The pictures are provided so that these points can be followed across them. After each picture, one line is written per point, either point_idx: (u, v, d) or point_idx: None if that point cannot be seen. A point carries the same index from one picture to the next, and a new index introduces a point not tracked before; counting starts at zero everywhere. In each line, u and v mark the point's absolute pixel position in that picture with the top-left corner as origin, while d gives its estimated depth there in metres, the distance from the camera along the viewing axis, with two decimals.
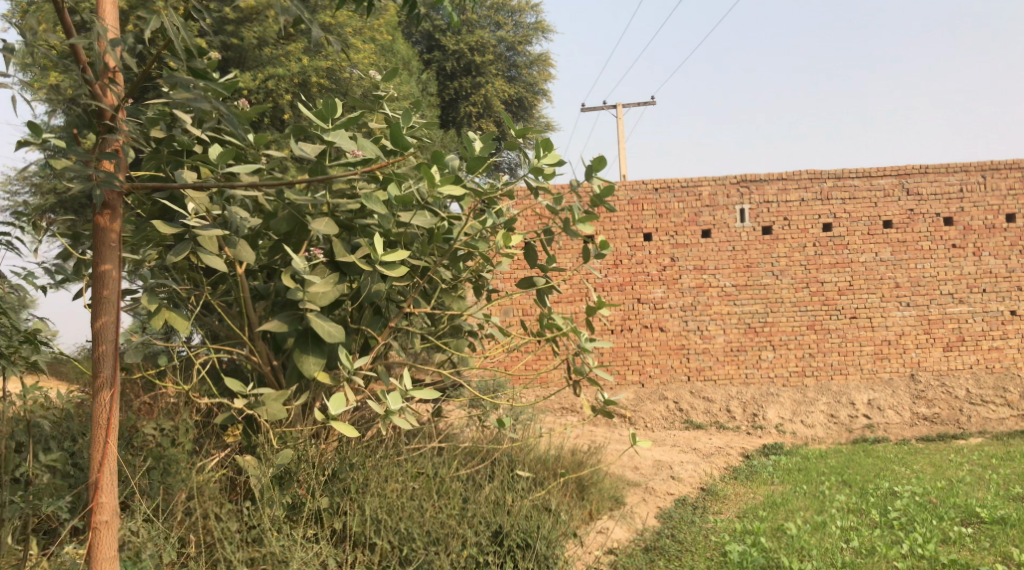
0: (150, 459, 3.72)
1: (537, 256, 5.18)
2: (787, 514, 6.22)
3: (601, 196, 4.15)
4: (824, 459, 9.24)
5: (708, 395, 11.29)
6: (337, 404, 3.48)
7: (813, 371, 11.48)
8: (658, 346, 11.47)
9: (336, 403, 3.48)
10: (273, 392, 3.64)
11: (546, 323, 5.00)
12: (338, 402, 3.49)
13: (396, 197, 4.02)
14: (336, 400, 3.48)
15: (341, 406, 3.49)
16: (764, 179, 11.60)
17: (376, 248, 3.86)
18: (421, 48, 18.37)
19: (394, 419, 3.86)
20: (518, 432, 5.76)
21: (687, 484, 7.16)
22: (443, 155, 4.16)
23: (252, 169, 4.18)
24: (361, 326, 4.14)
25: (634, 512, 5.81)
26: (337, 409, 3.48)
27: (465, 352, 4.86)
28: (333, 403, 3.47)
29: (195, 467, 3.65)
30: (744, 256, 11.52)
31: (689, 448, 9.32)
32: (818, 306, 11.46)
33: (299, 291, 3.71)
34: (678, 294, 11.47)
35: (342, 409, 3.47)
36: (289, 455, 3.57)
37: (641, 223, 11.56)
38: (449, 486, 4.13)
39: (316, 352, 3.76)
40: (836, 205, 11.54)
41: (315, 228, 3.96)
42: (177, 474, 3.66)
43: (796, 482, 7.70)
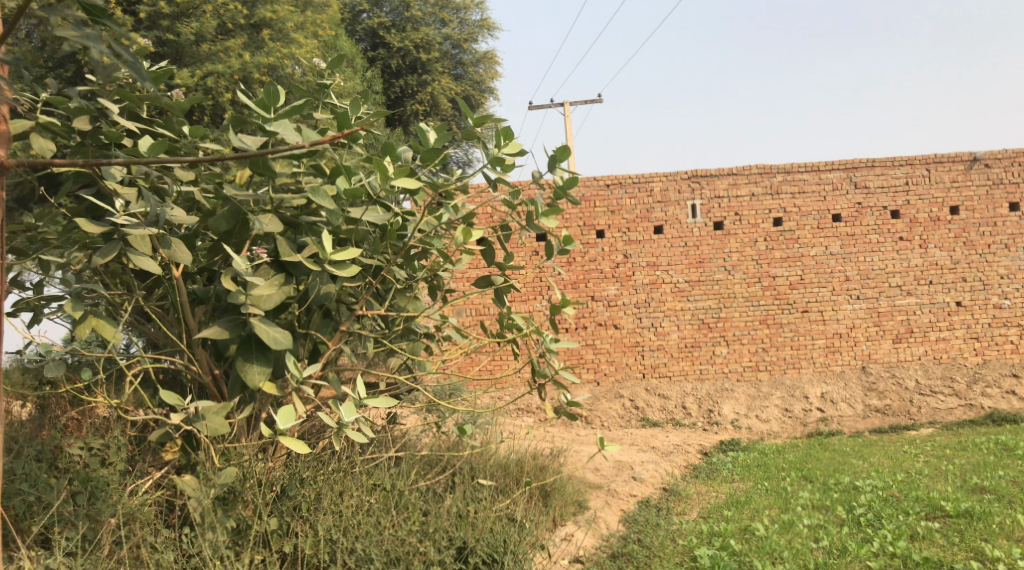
0: (76, 484, 3.39)
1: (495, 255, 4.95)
2: (752, 514, 6.07)
3: (565, 187, 3.93)
4: (781, 454, 9.14)
5: (663, 392, 11.18)
6: (286, 417, 3.20)
7: (766, 365, 11.45)
8: (612, 344, 11.35)
9: (284, 415, 3.20)
10: (214, 405, 3.35)
11: (505, 323, 4.78)
12: (286, 414, 3.21)
13: (345, 191, 3.76)
14: (284, 413, 3.20)
15: (290, 420, 3.20)
16: (714, 174, 11.50)
17: (324, 246, 3.59)
18: (365, 46, 18.03)
19: (348, 431, 3.57)
20: (477, 438, 5.53)
21: (648, 485, 6.98)
22: (395, 146, 3.91)
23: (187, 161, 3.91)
24: (310, 330, 3.85)
25: (598, 516, 5.61)
26: (285, 423, 3.19)
27: (421, 356, 4.62)
28: (281, 416, 3.19)
29: (127, 490, 3.34)
30: (696, 251, 11.44)
31: (647, 446, 9.16)
32: (770, 301, 11.43)
33: (241, 294, 3.43)
34: (631, 291, 11.34)
35: (291, 422, 3.18)
36: (233, 473, 3.28)
37: (593, 220, 11.42)
38: (408, 499, 3.91)
39: (260, 361, 3.47)
40: (786, 199, 11.52)
41: (259, 225, 3.69)
42: (106, 500, 3.33)
43: (757, 479, 7.58)
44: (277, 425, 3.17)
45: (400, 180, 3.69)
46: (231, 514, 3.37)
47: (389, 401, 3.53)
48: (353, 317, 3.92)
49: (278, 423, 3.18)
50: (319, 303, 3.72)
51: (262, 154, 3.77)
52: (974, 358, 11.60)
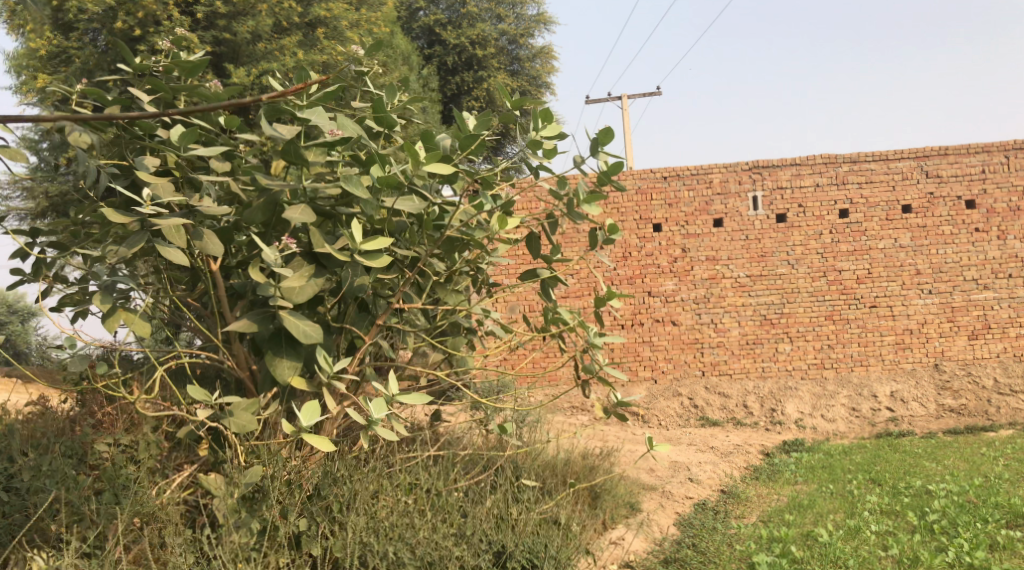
0: (105, 480, 3.31)
1: (539, 247, 4.76)
2: (816, 518, 5.78)
3: (609, 173, 3.71)
4: (848, 455, 8.76)
5: (723, 390, 10.85)
6: (311, 413, 3.05)
7: (832, 363, 11.03)
8: (670, 341, 11.05)
9: (309, 411, 3.05)
10: (243, 401, 3.23)
11: (550, 318, 4.58)
12: (312, 410, 3.06)
13: (379, 179, 3.60)
14: (309, 408, 3.05)
15: (315, 416, 3.05)
16: (777, 164, 11.15)
17: (355, 236, 3.43)
18: (422, 43, 17.99)
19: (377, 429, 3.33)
20: (524, 437, 5.35)
21: (705, 487, 6.71)
22: (431, 133, 3.73)
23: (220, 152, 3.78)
24: (345, 324, 3.71)
25: (651, 520, 5.38)
26: (310, 419, 3.04)
27: (463, 352, 4.45)
28: (306, 412, 3.04)
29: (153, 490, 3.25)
30: (758, 245, 11.08)
31: (705, 446, 8.87)
32: (836, 296, 11.00)
33: (270, 286, 3.30)
34: (690, 287, 11.03)
35: (315, 419, 3.03)
36: (259, 472, 3.16)
37: (650, 213, 11.14)
38: (446, 501, 3.78)
39: (291, 356, 3.34)
40: (853, 189, 11.07)
41: (290, 215, 3.55)
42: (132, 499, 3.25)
43: (821, 482, 7.25)
44: (300, 422, 3.02)
45: (435, 166, 3.52)
46: (257, 514, 3.24)
47: (424, 399, 3.34)
48: (389, 310, 3.75)
49: (302, 419, 3.03)
50: (352, 296, 3.56)
51: (293, 142, 3.63)
52: None
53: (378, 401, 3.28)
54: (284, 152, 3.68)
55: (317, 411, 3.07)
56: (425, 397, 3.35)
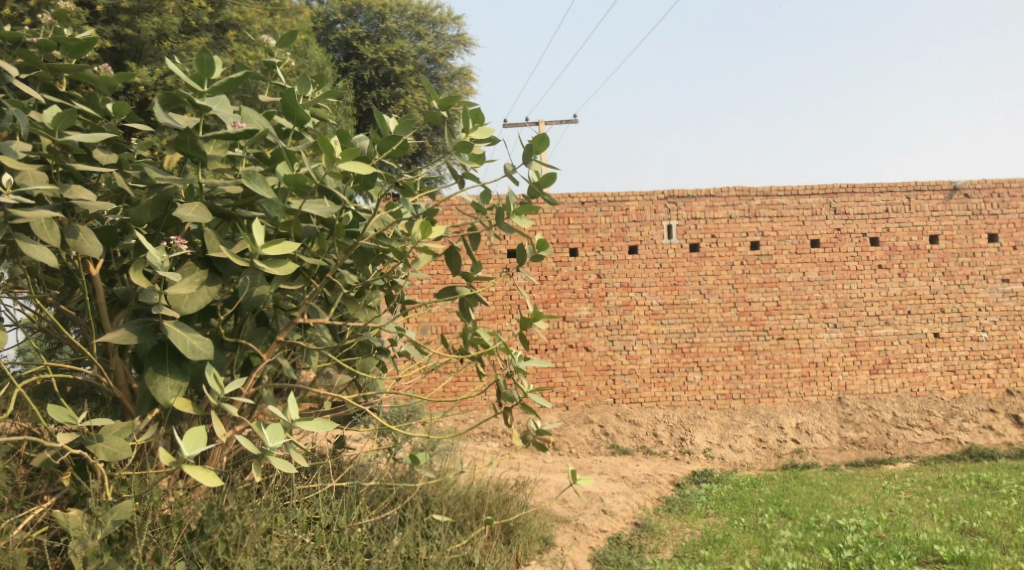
0: None
1: (459, 263, 4.45)
2: (730, 555, 5.61)
3: (541, 185, 3.44)
4: (756, 487, 8.68)
5: (634, 418, 10.71)
6: (194, 441, 2.66)
7: (740, 394, 11.03)
8: (583, 367, 10.87)
9: (191, 439, 2.65)
10: (115, 424, 2.82)
11: (469, 339, 4.26)
12: (197, 437, 2.67)
13: (287, 178, 3.22)
14: (192, 435, 2.66)
15: (199, 444, 2.65)
16: (692, 195, 11.14)
17: (256, 239, 3.04)
18: (339, 56, 17.56)
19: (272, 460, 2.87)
20: (435, 467, 5.02)
21: (619, 519, 6.48)
22: (348, 132, 3.38)
23: (103, 139, 3.36)
24: (241, 339, 3.32)
25: (565, 555, 5.12)
26: (193, 448, 2.64)
27: (374, 375, 4.09)
28: (187, 439, 2.64)
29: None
30: (671, 274, 11.03)
31: (616, 476, 8.69)
32: (746, 327, 11.03)
33: (154, 294, 2.90)
34: (603, 313, 10.90)
35: (199, 447, 2.64)
36: (131, 506, 2.71)
37: (567, 238, 10.98)
38: (348, 539, 3.51)
39: (175, 373, 2.94)
40: (765, 223, 11.16)
41: (184, 214, 3.15)
42: None
43: (732, 515, 7.12)
44: (181, 451, 2.62)
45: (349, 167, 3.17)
46: (125, 557, 2.85)
47: (331, 425, 2.97)
48: (291, 326, 3.38)
49: (183, 448, 2.63)
50: (250, 308, 3.18)
51: (190, 133, 3.23)
52: (951, 392, 11.22)
53: (277, 427, 2.89)
54: (179, 144, 3.27)
55: (203, 436, 2.68)
56: (332, 423, 2.98)
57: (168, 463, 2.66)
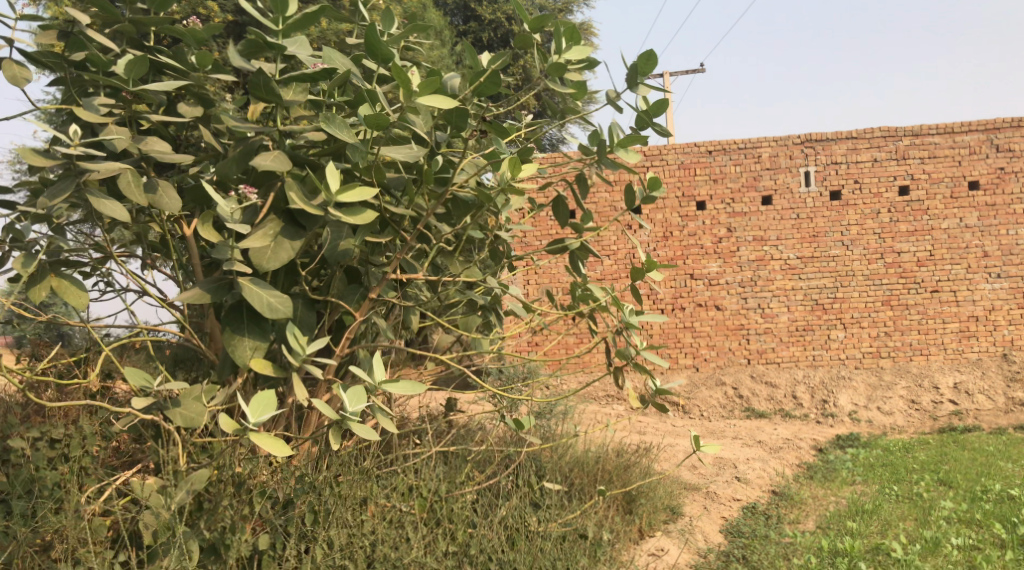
0: (17, 487, 2.78)
1: (567, 212, 4.10)
2: (883, 526, 5.09)
3: (649, 115, 3.03)
4: (910, 452, 7.99)
5: (771, 380, 10.09)
6: (262, 406, 2.35)
7: (889, 352, 10.23)
8: (714, 327, 10.32)
9: (257, 405, 2.35)
10: (192, 388, 2.63)
11: (579, 295, 3.91)
12: (266, 401, 2.36)
13: (367, 117, 2.91)
14: (260, 400, 2.35)
15: (267, 410, 2.36)
16: (831, 138, 10.34)
17: (330, 183, 2.72)
18: (458, 21, 17.32)
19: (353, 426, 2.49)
20: (551, 434, 4.72)
21: (755, 487, 6.02)
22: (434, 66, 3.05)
23: (177, 87, 3.12)
24: (330, 297, 3.06)
25: (694, 527, 4.75)
26: (259, 415, 2.34)
27: (477, 333, 3.84)
28: (254, 405, 2.35)
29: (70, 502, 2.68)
30: (810, 225, 10.29)
31: (752, 441, 8.18)
32: (894, 279, 10.19)
33: (226, 249, 2.68)
34: (736, 269, 10.30)
35: (266, 415, 2.34)
36: (207, 475, 2.59)
37: (693, 190, 10.40)
38: (452, 510, 3.27)
39: (253, 333, 2.70)
40: (914, 165, 10.23)
41: (261, 162, 2.88)
42: (46, 510, 2.68)
43: (883, 483, 6.53)
44: (247, 419, 2.33)
45: (430, 101, 2.80)
46: (204, 528, 2.65)
47: (421, 386, 2.64)
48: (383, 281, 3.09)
49: (248, 415, 2.34)
50: (335, 262, 2.92)
51: (264, 74, 2.97)
52: None
53: (357, 390, 2.53)
54: (253, 87, 3.01)
55: (273, 400, 2.36)
56: (421, 384, 2.64)
57: (232, 431, 2.38)
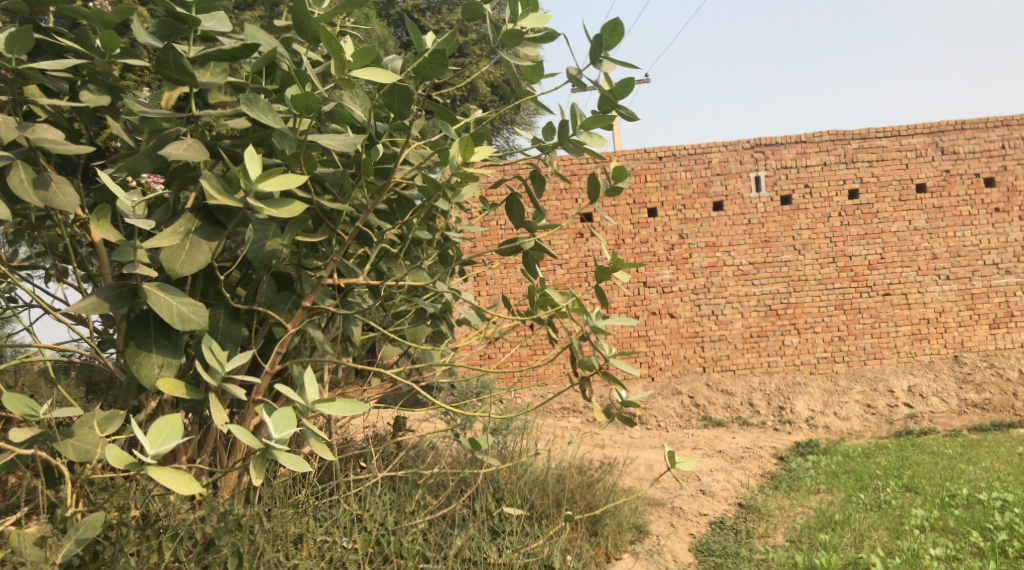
0: None
1: (522, 212, 3.77)
2: (856, 537, 4.86)
3: (614, 95, 2.74)
4: (871, 458, 7.83)
5: (726, 388, 9.90)
6: (164, 433, 1.97)
7: (843, 356, 10.12)
8: (668, 335, 10.10)
9: (157, 433, 1.96)
10: (87, 416, 2.31)
11: (537, 301, 3.59)
12: (169, 427, 1.98)
13: (293, 97, 2.56)
14: (161, 427, 1.98)
15: (171, 439, 1.98)
16: (780, 142, 10.22)
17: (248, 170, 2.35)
18: (401, 31, 16.96)
19: (279, 455, 2.13)
20: (508, 451, 4.40)
21: (721, 500, 5.76)
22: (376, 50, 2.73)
23: (70, 67, 2.73)
24: (256, 306, 2.70)
25: (662, 547, 4.47)
26: (159, 445, 1.97)
27: (424, 344, 3.51)
28: (153, 433, 1.97)
29: None
30: (761, 230, 10.15)
31: (712, 450, 7.94)
32: (847, 283, 10.09)
33: (129, 249, 2.35)
34: (688, 276, 10.10)
35: (167, 445, 1.95)
36: (102, 518, 2.11)
37: (644, 196, 10.20)
38: (400, 545, 2.96)
39: (163, 349, 2.33)
40: (863, 168, 10.16)
41: (173, 152, 2.53)
42: None
43: (849, 491, 6.32)
44: (144, 449, 1.94)
45: (363, 74, 2.46)
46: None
47: (363, 406, 2.30)
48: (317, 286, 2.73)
49: (146, 444, 1.95)
50: (260, 265, 2.58)
51: (172, 48, 2.59)
52: None
53: (286, 412, 2.17)
54: (161, 64, 2.64)
55: (178, 425, 2.00)
56: (364, 403, 2.31)
57: (125, 465, 1.94)
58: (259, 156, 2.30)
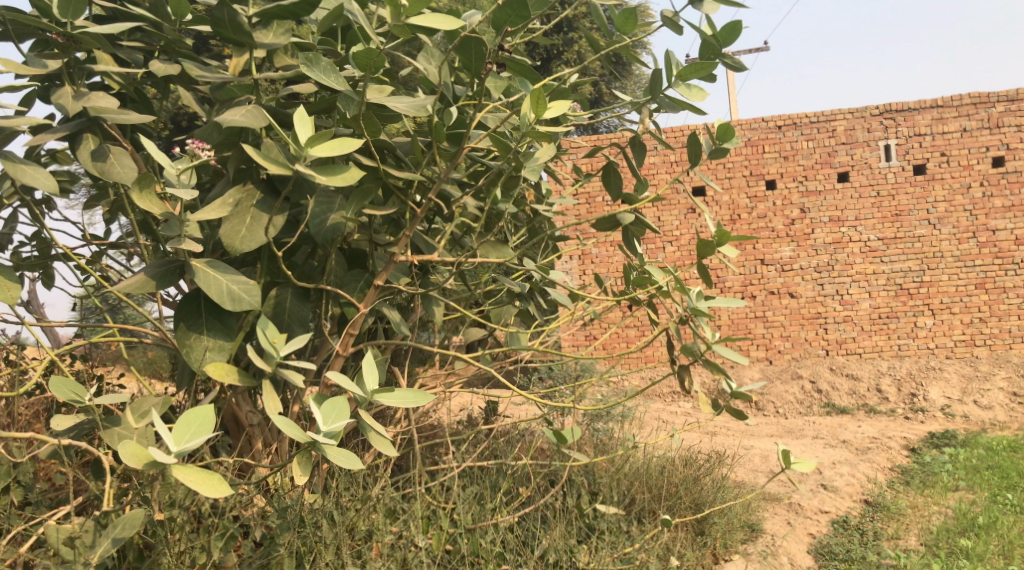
0: None
1: (620, 183, 3.41)
2: (1002, 546, 4.35)
3: (718, 41, 2.35)
4: (1017, 452, 7.13)
5: (852, 372, 9.27)
6: (193, 428, 1.79)
7: (984, 339, 9.31)
8: (788, 316, 9.54)
9: (183, 428, 1.78)
10: (141, 401, 2.14)
11: (634, 280, 3.25)
12: (199, 420, 1.79)
13: (352, 51, 2.25)
14: (189, 421, 1.79)
15: (201, 434, 1.79)
16: (914, 108, 9.39)
17: (297, 132, 2.09)
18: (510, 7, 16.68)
19: (327, 449, 1.88)
20: (607, 441, 4.10)
21: (845, 496, 5.30)
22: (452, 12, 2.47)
23: (123, 24, 2.54)
24: (323, 283, 2.43)
25: (777, 547, 4.09)
26: (185, 441, 1.77)
27: (510, 327, 3.22)
28: (180, 428, 1.78)
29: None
30: (892, 203, 9.43)
31: (835, 440, 7.40)
32: (989, 260, 9.27)
33: (175, 222, 2.15)
34: (811, 253, 9.49)
35: (194, 441, 1.76)
36: (143, 515, 1.92)
37: (763, 168, 9.61)
38: (482, 545, 2.73)
39: (214, 331, 2.12)
40: (1009, 134, 9.28)
41: (229, 117, 2.23)
42: None
43: (993, 490, 5.74)
44: (167, 445, 1.76)
45: (425, 22, 2.21)
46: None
47: (427, 396, 2.04)
48: (387, 264, 2.47)
49: (171, 441, 1.77)
50: (323, 239, 2.31)
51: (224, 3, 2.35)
52: None
53: (337, 402, 1.94)
54: (214, 22, 2.40)
55: (210, 418, 1.80)
56: (428, 393, 2.04)
57: (142, 463, 1.73)
58: (309, 118, 2.07)
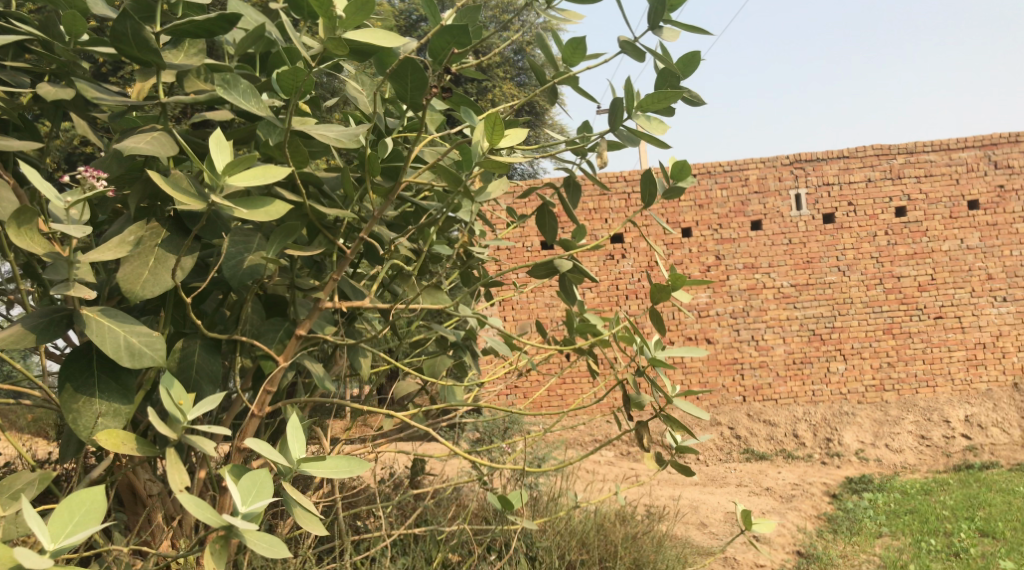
0: None
1: (556, 229, 3.23)
2: None
3: (677, 71, 2.20)
4: (932, 496, 7.18)
5: (769, 418, 9.29)
6: (77, 518, 1.52)
7: (893, 384, 9.47)
8: (706, 362, 9.50)
9: (63, 519, 1.51)
10: (15, 480, 1.89)
11: (575, 327, 3.06)
12: (86, 508, 1.53)
13: (280, 71, 2.00)
14: (72, 510, 1.52)
15: (85, 525, 1.52)
16: (821, 158, 9.63)
17: (214, 160, 1.82)
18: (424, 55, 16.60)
19: (247, 535, 1.57)
20: (541, 501, 3.87)
21: (778, 549, 5.19)
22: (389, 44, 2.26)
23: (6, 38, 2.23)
24: (238, 334, 2.14)
25: None
26: (64, 536, 1.50)
27: (444, 381, 2.98)
28: (59, 519, 1.51)
29: None
30: (803, 250, 9.57)
31: (759, 488, 7.33)
32: (895, 306, 9.47)
33: (64, 265, 1.84)
34: (726, 299, 9.54)
35: (79, 536, 1.50)
36: None
37: (678, 216, 9.66)
38: None
39: (107, 393, 1.81)
40: (910, 184, 9.55)
41: (132, 145, 1.95)
42: None
43: (917, 535, 5.71)
44: (42, 543, 1.49)
45: (363, 36, 2.01)
46: None
47: (366, 464, 1.76)
48: (311, 312, 2.19)
49: (46, 537, 1.49)
50: (241, 281, 2.04)
51: (129, 20, 2.06)
52: None
53: (257, 477, 1.63)
54: (116, 40, 2.10)
55: (100, 504, 1.54)
56: (367, 460, 1.76)
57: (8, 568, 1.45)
58: (227, 142, 1.82)
